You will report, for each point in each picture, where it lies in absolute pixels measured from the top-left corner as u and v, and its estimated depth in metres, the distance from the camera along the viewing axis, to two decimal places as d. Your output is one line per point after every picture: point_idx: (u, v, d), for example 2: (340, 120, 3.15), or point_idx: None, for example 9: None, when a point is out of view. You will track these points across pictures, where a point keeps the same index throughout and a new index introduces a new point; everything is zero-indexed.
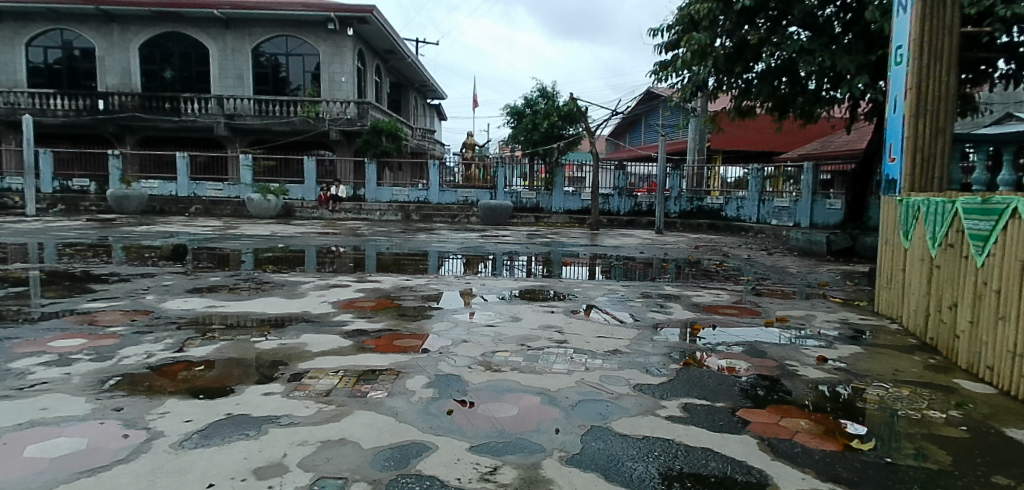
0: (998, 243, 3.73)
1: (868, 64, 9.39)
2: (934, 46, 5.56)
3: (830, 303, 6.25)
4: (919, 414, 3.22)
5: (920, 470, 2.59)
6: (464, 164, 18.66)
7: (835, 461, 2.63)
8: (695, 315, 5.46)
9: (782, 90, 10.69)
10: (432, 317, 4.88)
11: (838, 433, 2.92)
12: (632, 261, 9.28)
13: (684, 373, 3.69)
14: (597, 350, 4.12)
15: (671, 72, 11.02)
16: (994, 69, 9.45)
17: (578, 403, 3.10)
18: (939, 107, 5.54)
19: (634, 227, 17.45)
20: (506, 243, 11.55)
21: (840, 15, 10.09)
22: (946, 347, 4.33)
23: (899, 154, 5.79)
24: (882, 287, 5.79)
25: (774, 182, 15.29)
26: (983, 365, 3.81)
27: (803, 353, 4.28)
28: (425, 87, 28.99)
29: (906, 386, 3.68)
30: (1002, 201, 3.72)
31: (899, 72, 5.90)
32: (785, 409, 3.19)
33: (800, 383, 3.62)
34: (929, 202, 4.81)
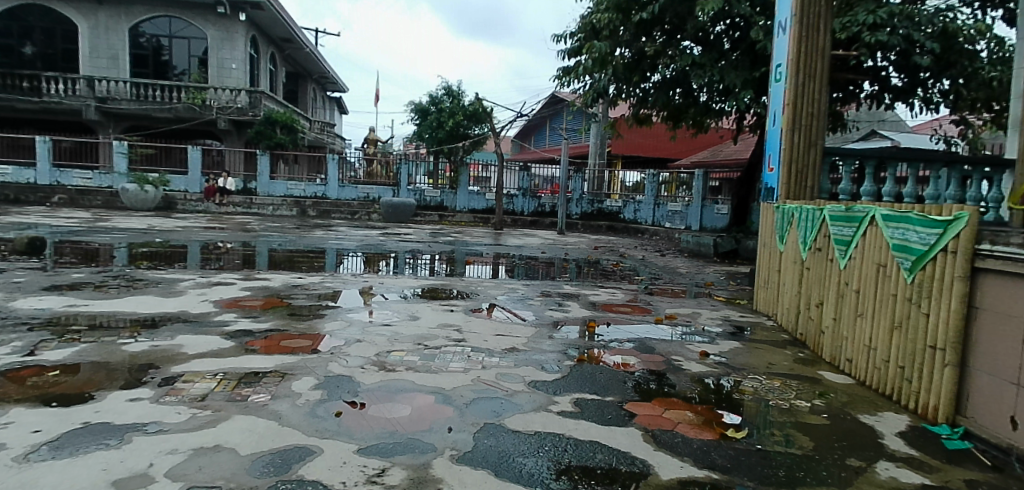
0: (860, 248, 4.09)
1: (752, 80, 10.02)
2: (808, 68, 6.02)
3: (714, 301, 6.63)
4: (787, 403, 3.48)
5: (786, 456, 2.79)
6: (365, 160, 18.24)
7: (711, 450, 2.78)
8: (590, 313, 5.62)
9: (677, 101, 11.19)
10: (325, 316, 4.72)
11: (716, 424, 3.09)
12: (534, 260, 9.44)
13: (577, 370, 3.77)
14: (494, 347, 4.14)
15: (573, 77, 11.36)
16: (860, 89, 10.38)
17: (472, 401, 3.11)
18: (812, 122, 6.01)
19: (537, 227, 17.77)
20: (408, 241, 11.38)
21: (730, 32, 10.60)
22: (813, 341, 4.71)
23: (777, 165, 6.22)
24: (760, 286, 6.21)
25: (669, 187, 16.02)
26: (845, 358, 4.16)
27: (688, 349, 4.50)
28: (324, 79, 28.06)
29: (777, 378, 3.97)
30: (863, 210, 4.08)
31: (778, 89, 6.34)
32: (671, 402, 3.34)
33: (684, 376, 3.81)
34: (802, 209, 5.20)
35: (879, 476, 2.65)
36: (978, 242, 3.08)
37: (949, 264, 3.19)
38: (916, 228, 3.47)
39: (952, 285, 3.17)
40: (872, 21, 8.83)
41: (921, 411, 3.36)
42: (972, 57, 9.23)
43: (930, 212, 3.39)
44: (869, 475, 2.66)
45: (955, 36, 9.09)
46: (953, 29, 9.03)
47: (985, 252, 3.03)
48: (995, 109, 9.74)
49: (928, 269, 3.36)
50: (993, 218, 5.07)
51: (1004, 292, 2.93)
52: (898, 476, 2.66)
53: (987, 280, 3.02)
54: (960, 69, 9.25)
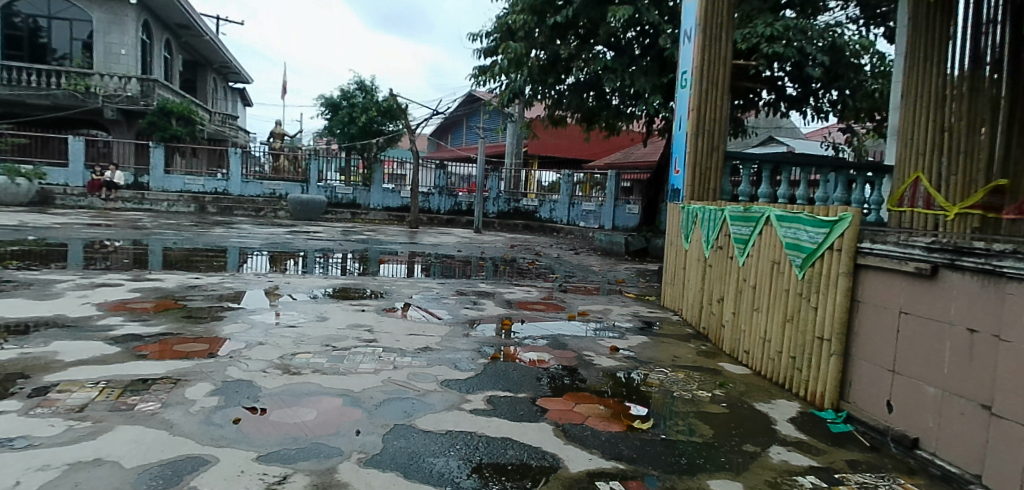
0: (756, 247, 4.33)
1: (660, 86, 10.39)
2: (711, 75, 6.30)
3: (625, 298, 6.83)
4: (690, 394, 3.63)
5: (689, 444, 2.90)
6: (272, 155, 17.55)
7: (620, 441, 2.85)
8: (505, 311, 5.63)
9: (590, 103, 11.44)
10: (225, 318, 4.48)
11: (624, 415, 3.17)
12: (450, 259, 9.37)
13: (491, 368, 3.77)
14: (406, 347, 4.07)
15: (489, 76, 11.40)
16: (758, 97, 11.01)
17: (382, 402, 3.03)
18: (715, 128, 6.30)
19: (453, 226, 17.67)
20: (317, 239, 11.01)
21: (641, 39, 10.82)
22: (714, 335, 4.94)
23: (683, 168, 6.47)
24: (667, 283, 6.45)
25: (583, 187, 16.35)
26: (743, 350, 4.39)
27: (599, 344, 4.60)
28: (226, 69, 26.71)
29: (681, 370, 4.13)
30: (759, 211, 4.32)
31: (685, 95, 6.61)
32: (581, 396, 3.41)
33: (595, 371, 3.89)
34: (705, 209, 5.44)
35: (771, 460, 2.80)
36: (861, 240, 3.32)
37: (836, 260, 3.43)
38: (806, 228, 3.70)
39: (838, 280, 3.41)
40: (769, 33, 9.35)
41: (810, 397, 3.59)
42: (857, 71, 10.01)
43: (818, 213, 3.62)
44: (764, 458, 2.81)
45: (843, 50, 9.83)
46: (840, 44, 9.75)
47: (867, 250, 3.28)
48: (876, 119, 10.62)
49: (817, 266, 3.60)
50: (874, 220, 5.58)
51: (882, 286, 3.17)
52: (789, 459, 2.83)
53: (868, 275, 3.27)
54: (847, 81, 9.99)
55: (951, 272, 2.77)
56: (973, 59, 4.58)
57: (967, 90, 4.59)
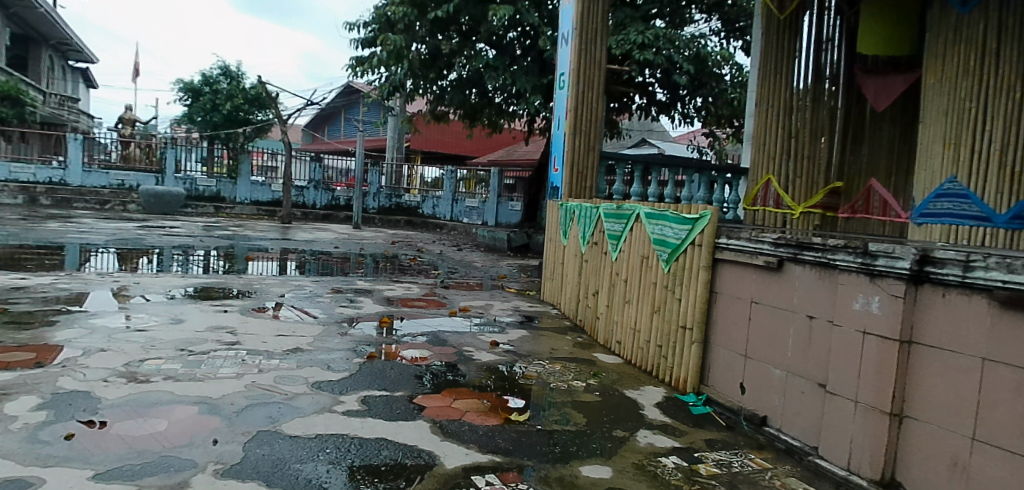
0: (628, 243, 4.52)
1: (541, 86, 10.60)
2: (587, 78, 6.51)
3: (506, 293, 6.90)
4: (565, 385, 3.72)
5: (563, 433, 2.97)
6: (121, 142, 16.06)
7: (496, 434, 2.86)
8: (383, 308, 5.49)
9: (473, 100, 11.40)
10: (59, 324, 4.01)
11: (502, 409, 3.19)
12: (327, 256, 9.01)
13: (367, 367, 3.66)
14: (274, 349, 3.84)
15: (368, 68, 11.09)
16: (632, 101, 11.53)
17: (244, 409, 2.84)
18: (591, 128, 6.50)
19: (330, 221, 17.04)
20: (175, 235, 10.17)
21: (522, 40, 10.91)
22: (590, 326, 5.11)
23: (561, 166, 6.63)
24: (546, 277, 6.59)
25: (467, 183, 16.33)
26: (615, 340, 4.58)
27: (479, 339, 4.61)
28: (64, 46, 24.03)
29: (558, 362, 4.22)
30: (630, 209, 4.51)
31: (562, 96, 6.78)
32: (459, 392, 3.39)
33: (474, 366, 3.89)
34: (581, 206, 5.60)
35: (639, 443, 2.93)
36: (718, 237, 3.56)
37: (697, 255, 3.65)
38: (671, 224, 3.91)
39: (699, 273, 3.63)
40: (641, 41, 9.89)
41: (674, 383, 3.80)
42: (718, 80, 10.79)
43: (682, 211, 3.84)
44: (631, 443, 2.93)
45: (706, 60, 10.54)
46: (704, 54, 10.44)
47: (724, 245, 3.51)
48: (735, 126, 11.50)
49: (680, 260, 3.82)
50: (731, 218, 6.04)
51: (737, 278, 3.41)
52: (654, 442, 2.97)
53: (725, 269, 3.51)
54: (709, 89, 10.73)
55: (795, 265, 3.03)
56: (815, 73, 5.03)
57: (809, 100, 5.04)
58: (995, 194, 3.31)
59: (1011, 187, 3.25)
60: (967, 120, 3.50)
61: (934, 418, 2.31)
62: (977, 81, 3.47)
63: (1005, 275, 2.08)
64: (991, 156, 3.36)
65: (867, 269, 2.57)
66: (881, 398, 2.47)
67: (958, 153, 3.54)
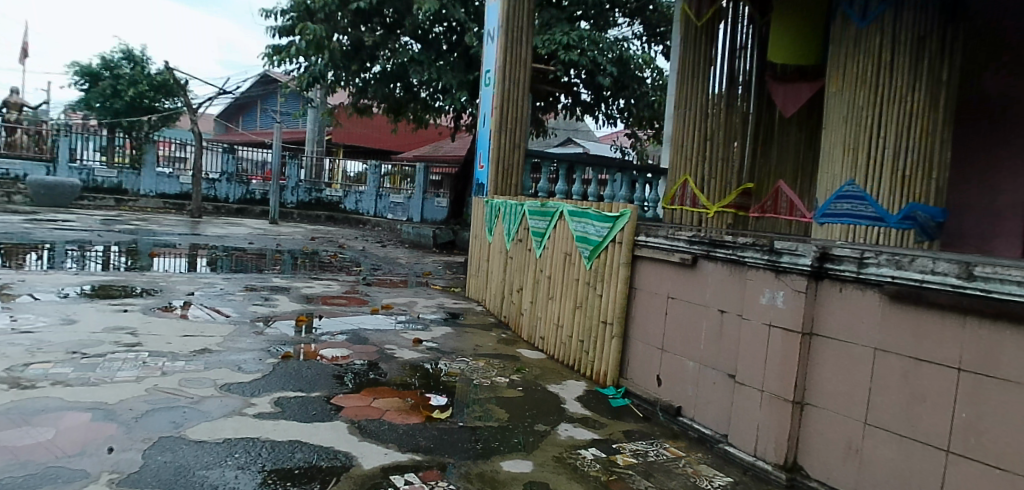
0: (552, 240, 4.57)
1: (467, 82, 10.56)
2: (513, 76, 6.52)
3: (431, 290, 6.84)
4: (488, 381, 3.72)
5: (484, 429, 2.96)
6: (7, 128, 14.82)
7: (417, 432, 2.82)
8: (300, 306, 5.32)
9: (397, 94, 11.15)
10: None
11: (423, 407, 3.15)
12: (241, 252, 8.64)
13: (282, 367, 3.52)
14: (179, 351, 3.64)
15: (286, 58, 10.71)
16: (558, 101, 11.66)
17: (145, 414, 2.67)
18: (516, 126, 6.53)
19: (244, 216, 16.36)
20: (69, 229, 9.47)
21: (448, 35, 10.84)
22: (514, 323, 5.14)
23: (487, 163, 6.62)
24: (471, 274, 6.58)
25: (392, 179, 16.05)
26: (538, 336, 4.62)
27: (401, 337, 4.54)
28: None
29: (482, 358, 4.22)
30: (553, 206, 4.56)
31: (488, 93, 6.77)
32: (379, 390, 3.32)
33: (395, 364, 3.83)
34: (505, 203, 5.62)
35: (559, 437, 2.97)
36: (637, 234, 3.65)
37: (617, 251, 3.73)
38: (593, 222, 3.99)
39: (619, 270, 3.72)
40: (567, 42, 10.03)
41: (594, 377, 3.87)
42: (640, 83, 11.11)
43: (603, 209, 3.92)
44: (552, 436, 2.96)
45: (629, 63, 10.84)
46: (627, 57, 10.73)
47: (642, 242, 3.61)
48: (656, 128, 11.86)
49: (601, 257, 3.90)
50: (652, 216, 6.22)
51: (654, 274, 3.52)
52: (574, 434, 3.01)
53: (643, 266, 3.61)
54: (631, 91, 11.03)
55: (707, 262, 3.15)
56: (728, 79, 5.24)
57: (724, 105, 5.23)
58: (889, 196, 3.60)
59: (902, 188, 3.56)
60: (864, 127, 3.71)
61: (832, 405, 2.45)
62: (873, 92, 3.68)
63: (894, 271, 2.25)
64: (885, 162, 3.62)
65: (773, 265, 2.70)
66: (784, 387, 2.60)
67: (855, 157, 3.75)
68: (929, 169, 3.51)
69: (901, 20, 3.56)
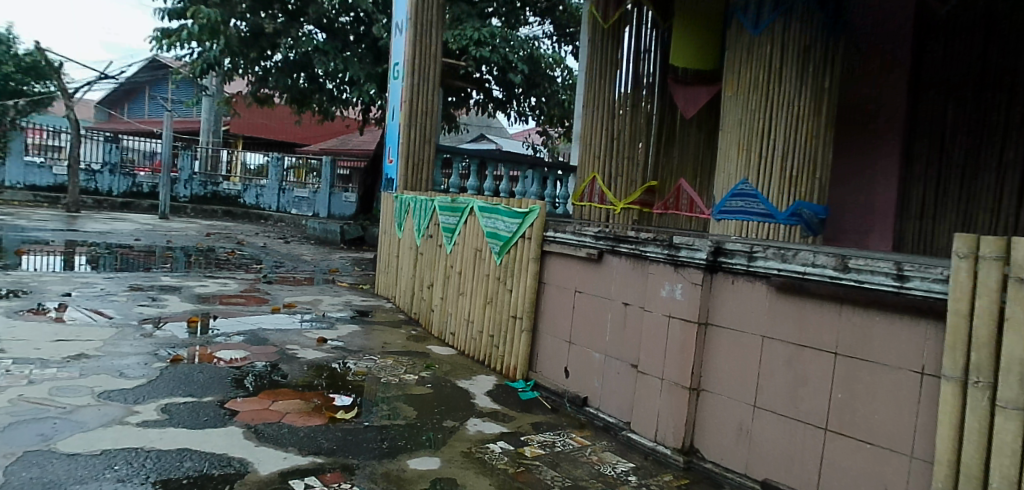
0: (462, 236, 4.54)
1: (375, 75, 10.31)
2: (422, 70, 6.41)
3: (338, 287, 6.64)
4: (396, 379, 3.65)
5: (390, 428, 2.90)
6: None
7: (319, 434, 2.72)
8: (193, 306, 5.02)
9: (301, 85, 10.74)
10: None
11: (326, 408, 3.05)
12: (127, 249, 8.05)
13: (171, 372, 3.30)
14: (51, 357, 3.34)
15: (177, 42, 10.10)
16: (470, 96, 11.61)
17: (8, 427, 2.42)
18: (426, 120, 6.45)
19: (130, 210, 15.25)
20: None
21: (355, 26, 10.57)
22: (425, 319, 5.08)
23: (396, 157, 6.48)
24: (380, 271, 6.44)
25: (296, 172, 15.47)
26: (449, 332, 4.59)
27: (304, 336, 4.37)
28: None
29: (390, 356, 4.14)
30: (464, 202, 4.53)
31: (397, 87, 6.64)
32: (279, 393, 3.18)
33: (297, 365, 3.68)
34: (415, 199, 5.53)
35: (467, 432, 2.95)
36: (546, 230, 3.70)
37: (527, 247, 3.77)
38: (503, 218, 4.00)
39: (528, 265, 3.75)
40: (477, 38, 10.02)
41: (504, 371, 3.89)
42: (550, 82, 11.29)
43: (513, 205, 3.94)
44: (460, 432, 2.95)
45: (539, 62, 10.97)
46: (537, 56, 10.86)
47: (551, 238, 3.66)
48: (566, 126, 12.08)
49: (511, 253, 3.92)
50: (562, 212, 6.28)
51: (562, 269, 3.57)
52: (483, 429, 3.01)
53: (552, 261, 3.66)
54: (542, 89, 11.17)
55: (612, 256, 3.22)
56: (634, 81, 5.42)
57: (629, 106, 5.39)
58: (778, 194, 3.83)
59: (789, 187, 3.81)
60: (756, 130, 3.93)
61: (726, 390, 2.58)
62: (765, 96, 3.89)
63: (780, 264, 2.39)
64: (775, 162, 3.86)
65: (672, 260, 2.80)
66: (682, 375, 2.71)
67: (748, 157, 3.97)
68: (813, 169, 3.78)
69: (790, 31, 3.79)
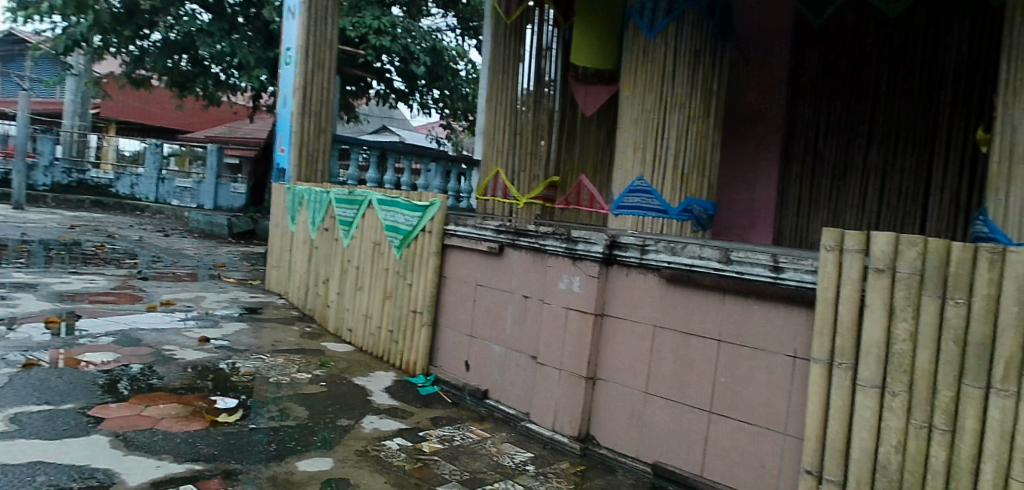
0: (360, 229, 4.40)
1: (266, 59, 9.74)
2: (317, 56, 6.14)
3: (224, 283, 6.26)
4: (287, 378, 3.48)
5: (279, 429, 2.76)
6: None
7: (198, 440, 2.54)
8: (54, 305, 4.56)
9: (183, 67, 10.05)
10: None
11: (207, 411, 2.86)
12: None
13: (24, 378, 2.98)
14: None
15: (37, 15, 9.41)
16: (370, 87, 11.27)
17: None
18: (321, 109, 6.20)
19: None
20: None
21: (246, 8, 9.96)
22: (320, 315, 4.88)
23: (288, 147, 6.18)
24: (272, 266, 6.14)
25: (179, 161, 14.46)
26: (346, 328, 4.45)
27: (184, 335, 4.08)
28: None
29: (281, 354, 3.94)
30: (361, 194, 4.39)
31: (288, 73, 6.34)
32: (153, 397, 2.94)
33: (174, 366, 3.43)
34: (309, 191, 5.30)
35: (363, 430, 2.86)
36: (447, 224, 3.65)
37: (427, 241, 3.70)
38: (402, 211, 3.91)
39: (429, 259, 3.69)
40: (377, 26, 9.79)
41: (404, 366, 3.81)
42: (453, 75, 11.18)
43: (412, 198, 3.86)
44: (355, 430, 2.85)
45: (442, 54, 10.82)
46: (440, 48, 10.72)
47: (451, 232, 3.61)
48: (470, 120, 12.00)
49: (411, 247, 3.84)
50: (466, 207, 6.20)
51: (463, 262, 3.54)
52: (379, 426, 2.92)
53: (452, 255, 3.62)
54: (445, 81, 11.04)
55: (512, 250, 3.23)
56: (536, 78, 5.45)
57: (532, 102, 5.45)
58: (671, 190, 3.98)
59: (681, 183, 3.96)
60: (651, 130, 4.05)
61: (619, 378, 2.65)
62: (659, 97, 4.01)
63: (669, 256, 2.47)
64: (667, 160, 4.00)
65: (570, 253, 2.83)
66: (579, 365, 2.76)
67: (643, 155, 4.09)
68: (702, 169, 3.97)
69: (682, 35, 3.95)
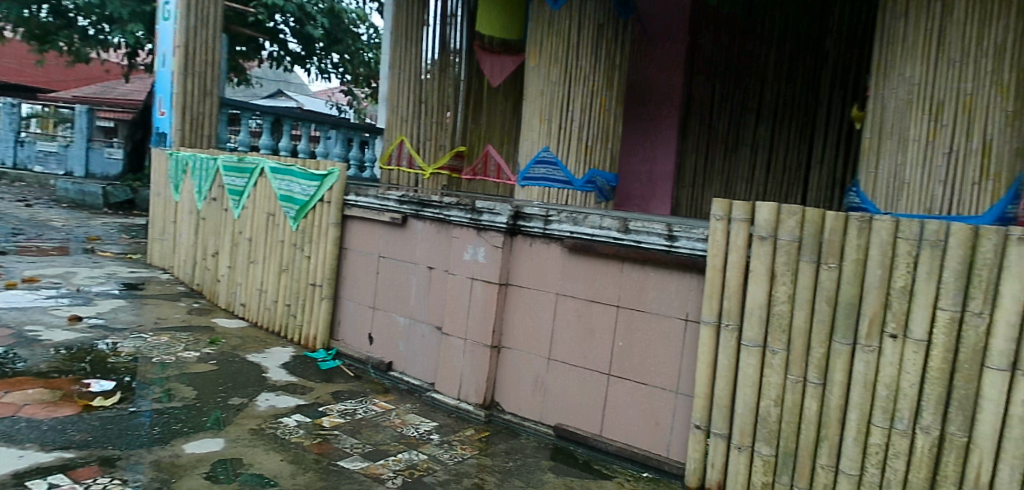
0: (251, 198, 4.16)
1: (142, 13, 8.88)
2: (200, 12, 5.67)
3: (99, 258, 5.77)
4: (173, 357, 3.26)
5: (162, 412, 2.58)
6: None
7: (68, 426, 2.33)
8: None
9: (43, 19, 9.11)
10: None
11: (78, 395, 2.63)
12: None
13: None
14: None
15: None
16: (263, 48, 10.60)
17: None
18: (206, 70, 5.77)
19: None
20: None
21: None
22: (210, 291, 4.60)
23: (169, 109, 5.71)
24: (155, 238, 5.70)
25: (42, 123, 13.12)
26: (240, 302, 4.22)
27: (50, 315, 3.73)
28: None
29: (165, 332, 3.69)
30: (252, 162, 4.13)
31: (167, 30, 5.84)
32: (14, 382, 2.67)
33: (40, 348, 3.12)
34: (195, 157, 4.94)
35: (257, 408, 2.73)
36: (346, 194, 3.51)
37: (326, 211, 3.55)
38: (298, 181, 3.72)
39: (328, 230, 3.54)
40: None
41: (303, 341, 3.66)
42: (355, 39, 10.70)
43: (309, 166, 3.68)
44: (249, 409, 2.71)
45: (341, 16, 10.34)
46: (339, 10, 10.24)
47: (352, 202, 3.48)
48: (372, 87, 11.58)
49: (309, 218, 3.67)
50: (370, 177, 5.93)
51: (364, 234, 3.43)
52: (275, 404, 2.80)
53: (353, 226, 3.49)
54: (345, 45, 10.56)
55: (416, 221, 3.16)
56: (441, 46, 5.31)
57: (438, 70, 5.28)
58: (575, 162, 4.02)
59: (584, 154, 4.01)
60: (557, 102, 4.06)
61: (523, 346, 2.68)
62: (564, 69, 4.01)
63: (572, 227, 2.50)
64: (571, 131, 4.03)
65: (475, 223, 2.80)
66: (484, 334, 2.75)
67: (549, 126, 4.10)
68: (606, 140, 4.03)
69: (586, 7, 3.96)
